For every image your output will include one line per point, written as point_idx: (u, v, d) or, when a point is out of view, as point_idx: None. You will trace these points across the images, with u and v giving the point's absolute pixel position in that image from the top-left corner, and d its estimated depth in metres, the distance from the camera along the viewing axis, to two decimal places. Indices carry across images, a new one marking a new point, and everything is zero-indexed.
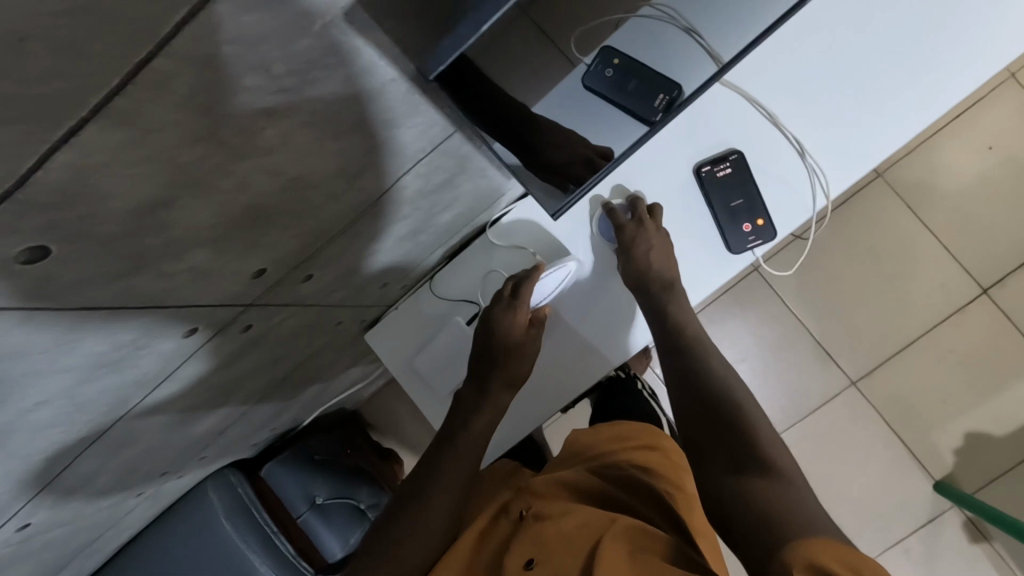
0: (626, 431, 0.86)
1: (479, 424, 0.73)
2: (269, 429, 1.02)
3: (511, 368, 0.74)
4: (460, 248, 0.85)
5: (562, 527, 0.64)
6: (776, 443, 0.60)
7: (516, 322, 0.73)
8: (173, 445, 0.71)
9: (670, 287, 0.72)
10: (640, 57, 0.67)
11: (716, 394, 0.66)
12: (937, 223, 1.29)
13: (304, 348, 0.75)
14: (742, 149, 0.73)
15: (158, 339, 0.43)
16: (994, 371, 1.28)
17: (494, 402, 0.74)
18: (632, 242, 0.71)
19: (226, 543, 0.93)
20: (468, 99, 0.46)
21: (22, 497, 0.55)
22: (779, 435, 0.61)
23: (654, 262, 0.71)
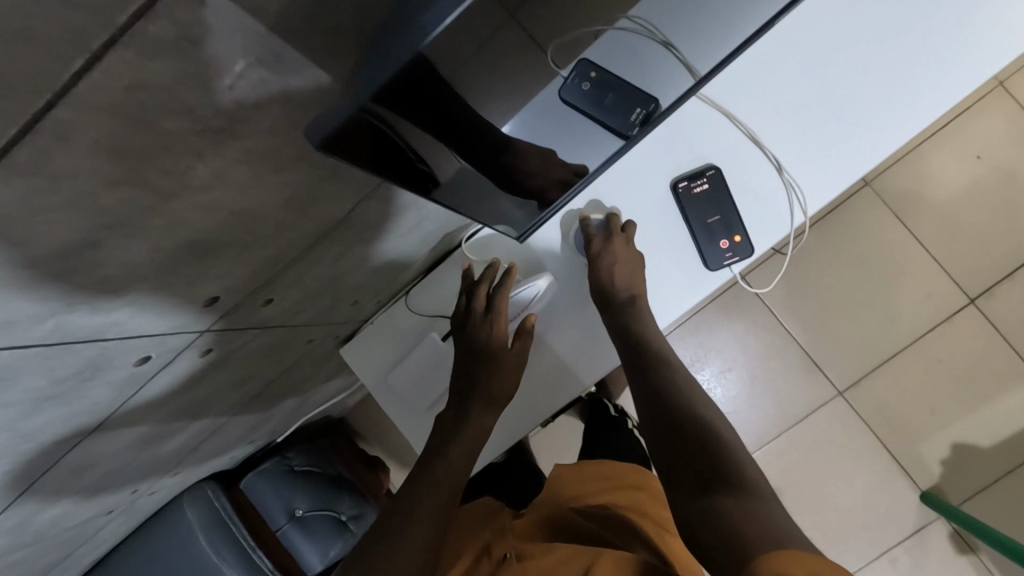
0: (611, 470, 0.86)
1: (457, 452, 0.69)
2: (247, 441, 1.01)
3: (493, 386, 0.71)
4: (438, 262, 0.85)
5: (543, 563, 0.64)
6: (739, 455, 0.59)
7: (494, 336, 0.72)
8: (140, 461, 0.70)
9: (632, 305, 0.71)
10: (616, 70, 0.63)
11: (685, 415, 0.65)
12: (926, 233, 1.28)
13: (276, 365, 0.74)
14: (719, 165, 0.72)
15: (106, 369, 0.42)
16: (982, 382, 1.27)
17: (470, 427, 0.71)
18: (597, 256, 0.71)
19: (202, 558, 0.92)
20: (456, 123, 0.43)
21: None
22: (742, 445, 0.61)
23: (618, 279, 0.71)
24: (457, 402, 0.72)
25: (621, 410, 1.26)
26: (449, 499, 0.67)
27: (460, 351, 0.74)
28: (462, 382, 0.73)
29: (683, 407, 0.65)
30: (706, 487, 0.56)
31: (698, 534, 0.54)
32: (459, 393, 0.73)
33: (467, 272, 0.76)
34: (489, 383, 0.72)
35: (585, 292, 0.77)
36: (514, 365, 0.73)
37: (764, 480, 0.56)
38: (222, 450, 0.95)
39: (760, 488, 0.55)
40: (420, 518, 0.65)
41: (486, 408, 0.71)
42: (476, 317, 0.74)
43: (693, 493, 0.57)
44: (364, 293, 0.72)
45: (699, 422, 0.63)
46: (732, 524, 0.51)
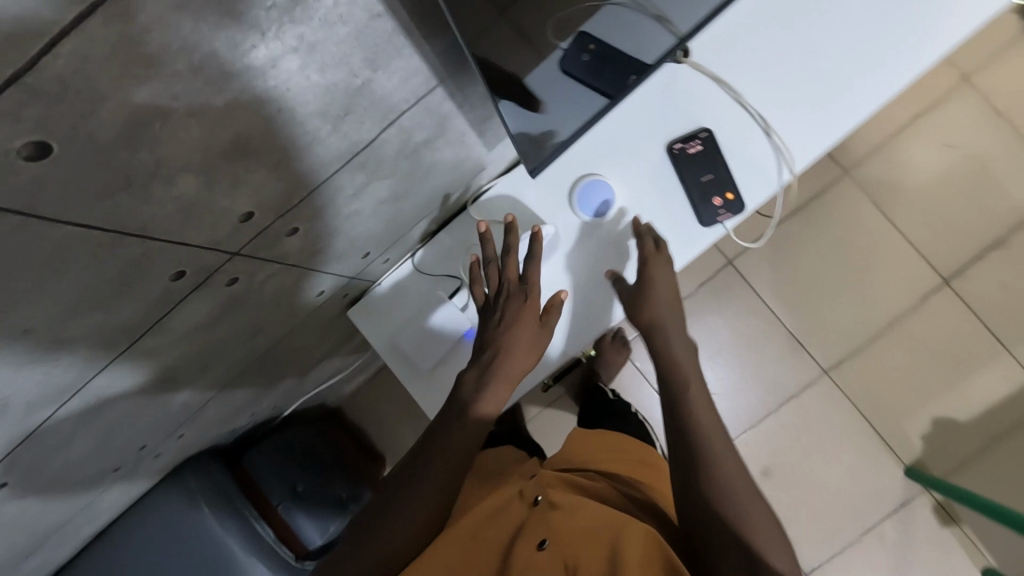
0: (628, 446, 0.88)
1: (474, 420, 0.69)
2: (247, 415, 1.01)
3: (514, 359, 0.71)
4: (443, 225, 0.87)
5: (570, 523, 0.65)
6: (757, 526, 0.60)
7: (526, 303, 0.72)
8: (152, 415, 0.71)
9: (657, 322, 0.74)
10: (611, 41, 0.67)
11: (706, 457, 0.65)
12: (901, 218, 1.35)
13: (285, 320, 0.75)
14: (712, 128, 0.77)
15: (143, 279, 0.44)
16: (960, 359, 1.32)
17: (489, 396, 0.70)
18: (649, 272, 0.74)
19: (206, 531, 0.93)
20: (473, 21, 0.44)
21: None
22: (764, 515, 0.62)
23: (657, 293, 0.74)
24: (479, 366, 0.71)
25: (619, 396, 1.31)
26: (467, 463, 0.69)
27: (486, 320, 0.74)
28: (490, 347, 0.71)
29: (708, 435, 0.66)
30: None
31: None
32: (484, 358, 0.72)
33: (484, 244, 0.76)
34: (518, 346, 0.71)
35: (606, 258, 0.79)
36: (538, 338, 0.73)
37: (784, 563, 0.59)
38: (223, 424, 0.95)
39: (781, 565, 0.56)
40: (439, 487, 0.67)
41: (517, 371, 0.71)
42: (507, 287, 0.75)
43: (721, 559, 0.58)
44: (377, 250, 0.74)
45: (718, 458, 0.65)
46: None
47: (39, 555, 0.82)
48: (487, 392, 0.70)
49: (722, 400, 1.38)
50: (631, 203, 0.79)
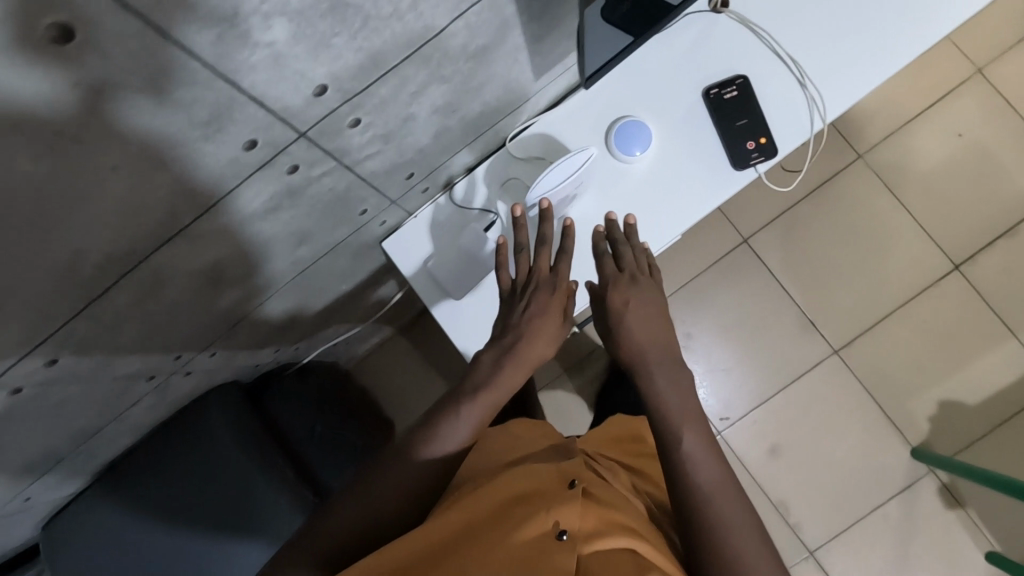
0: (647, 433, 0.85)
1: (483, 403, 0.65)
2: (270, 353, 1.02)
3: (529, 349, 0.68)
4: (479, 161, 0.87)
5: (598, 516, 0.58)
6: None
7: (553, 291, 0.70)
8: (193, 325, 0.71)
9: (640, 355, 0.68)
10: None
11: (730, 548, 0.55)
12: (913, 203, 1.37)
13: (326, 245, 0.75)
14: (747, 75, 0.79)
15: (222, 137, 0.46)
16: (967, 344, 1.34)
17: (500, 382, 0.66)
18: (621, 304, 0.70)
19: (233, 456, 0.94)
20: None
21: (52, 337, 0.54)
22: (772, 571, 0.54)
23: (628, 325, 0.69)
24: (498, 347, 0.68)
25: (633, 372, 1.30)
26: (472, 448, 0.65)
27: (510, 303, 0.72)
28: (509, 332, 0.69)
29: (738, 511, 0.57)
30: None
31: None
32: (502, 342, 0.69)
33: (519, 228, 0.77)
34: (539, 332, 0.68)
35: (640, 198, 0.80)
36: (552, 332, 0.70)
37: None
38: (249, 357, 0.96)
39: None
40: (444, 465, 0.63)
41: (533, 358, 0.68)
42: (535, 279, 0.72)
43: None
44: (420, 174, 0.75)
45: (742, 547, 0.54)
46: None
47: (64, 467, 0.83)
48: (500, 372, 0.66)
49: (733, 377, 1.39)
50: (665, 147, 0.80)
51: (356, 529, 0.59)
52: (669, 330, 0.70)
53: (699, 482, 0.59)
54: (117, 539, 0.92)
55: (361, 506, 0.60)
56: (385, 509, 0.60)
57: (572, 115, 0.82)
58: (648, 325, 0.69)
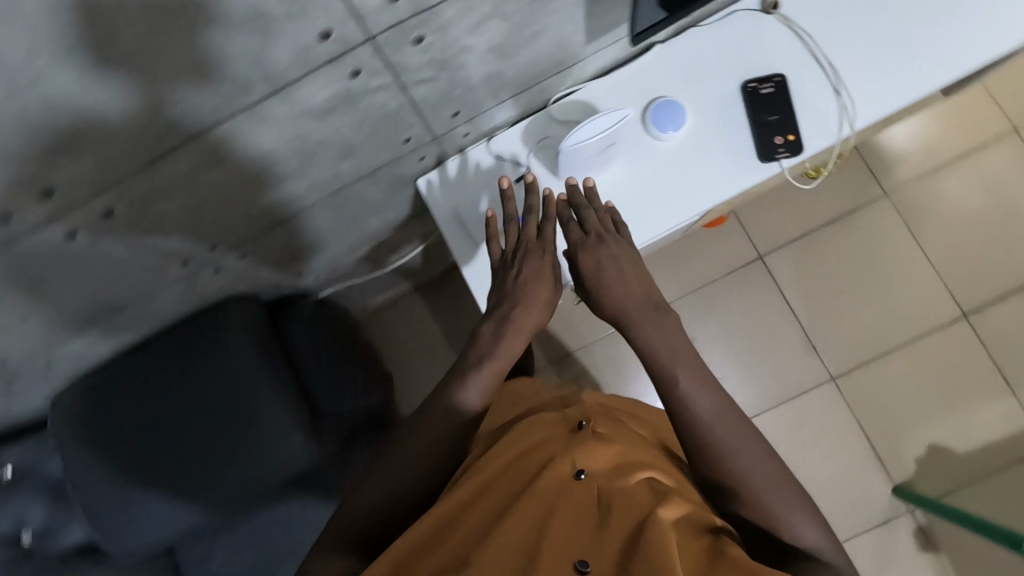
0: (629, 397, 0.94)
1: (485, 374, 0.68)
2: (293, 275, 1.07)
3: (523, 318, 0.70)
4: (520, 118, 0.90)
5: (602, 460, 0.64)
6: (759, 476, 0.62)
7: (542, 258, 0.73)
8: (234, 218, 0.76)
9: (620, 309, 0.71)
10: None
11: (740, 475, 0.62)
12: (931, 246, 1.40)
13: (367, 167, 0.80)
14: (787, 75, 0.83)
15: (302, 19, 0.51)
16: (964, 391, 1.35)
17: (500, 353, 0.69)
18: (596, 263, 0.72)
19: (245, 362, 0.99)
20: None
21: (115, 188, 0.60)
22: (773, 467, 0.63)
23: (606, 283, 0.72)
24: (495, 319, 0.70)
25: None
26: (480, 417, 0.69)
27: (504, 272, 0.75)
28: (505, 301, 0.72)
29: (748, 434, 0.63)
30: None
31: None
32: (498, 313, 0.71)
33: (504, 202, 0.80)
34: (532, 302, 0.71)
35: (665, 173, 0.84)
36: (544, 297, 0.72)
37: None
38: (274, 272, 1.01)
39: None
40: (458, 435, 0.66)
41: (533, 324, 0.70)
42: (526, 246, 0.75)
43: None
44: (464, 116, 0.80)
45: (749, 469, 0.62)
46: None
47: (88, 338, 0.88)
48: (501, 342, 0.69)
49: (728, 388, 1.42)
50: (697, 130, 0.85)
51: (381, 507, 0.63)
52: (644, 283, 0.72)
53: (701, 417, 0.64)
54: (125, 418, 0.97)
55: (382, 484, 0.64)
56: (405, 484, 0.64)
57: (615, 87, 0.86)
58: (626, 284, 0.72)
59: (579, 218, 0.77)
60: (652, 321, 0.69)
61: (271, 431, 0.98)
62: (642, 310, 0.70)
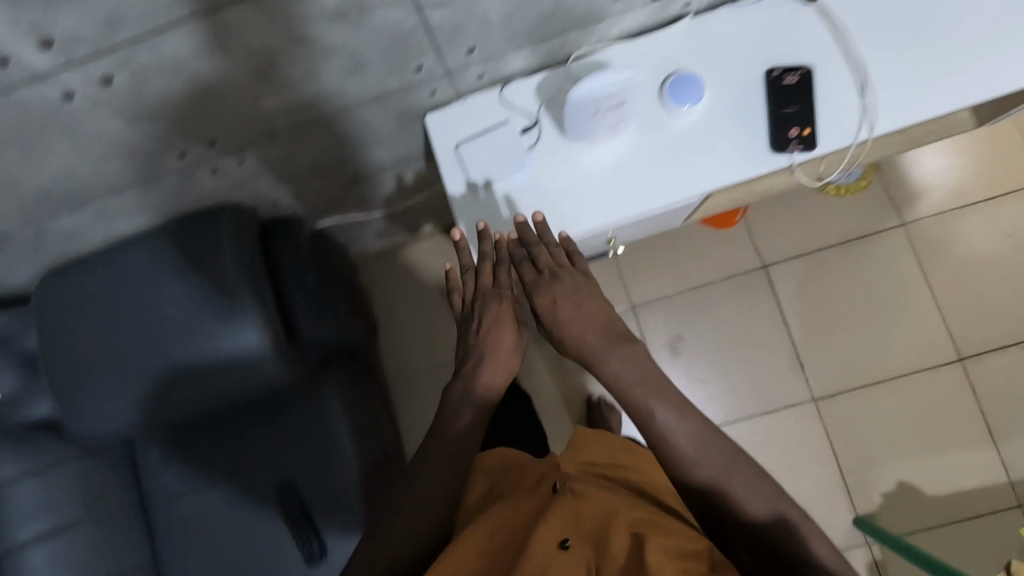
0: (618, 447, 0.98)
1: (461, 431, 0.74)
2: (292, 197, 1.08)
3: (488, 370, 0.75)
4: (537, 70, 0.88)
5: (585, 526, 0.70)
6: (753, 503, 0.65)
7: (499, 302, 0.79)
8: (235, 116, 0.77)
9: (579, 343, 0.75)
10: None
11: (740, 511, 0.65)
12: (938, 285, 1.37)
13: (374, 89, 0.80)
14: (813, 68, 0.81)
15: None
16: (945, 435, 1.33)
17: (469, 407, 0.74)
18: (553, 300, 0.76)
19: (224, 268, 0.97)
20: None
21: (115, 53, 0.60)
22: (769, 489, 0.65)
23: (565, 317, 0.76)
24: (462, 375, 0.76)
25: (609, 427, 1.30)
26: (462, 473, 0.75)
27: (468, 327, 0.80)
28: (471, 355, 0.77)
29: (739, 468, 0.66)
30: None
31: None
32: (467, 367, 0.77)
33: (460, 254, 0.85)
34: (495, 348, 0.76)
35: (674, 148, 0.83)
36: (506, 344, 0.77)
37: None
38: (273, 187, 1.01)
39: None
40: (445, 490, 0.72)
41: (501, 371, 0.76)
42: (487, 295, 0.80)
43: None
44: (480, 55, 0.80)
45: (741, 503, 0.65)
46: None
47: (80, 215, 0.89)
48: (470, 398, 0.74)
49: (707, 391, 1.41)
50: (713, 111, 0.83)
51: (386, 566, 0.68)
52: (598, 312, 0.76)
53: (679, 450, 0.67)
54: (106, 302, 0.99)
55: (378, 552, 0.69)
56: (400, 554, 0.69)
57: (638, 54, 0.84)
58: (582, 320, 0.76)
59: (530, 257, 0.80)
60: (617, 353, 0.73)
61: (245, 347, 0.97)
62: (604, 344, 0.74)
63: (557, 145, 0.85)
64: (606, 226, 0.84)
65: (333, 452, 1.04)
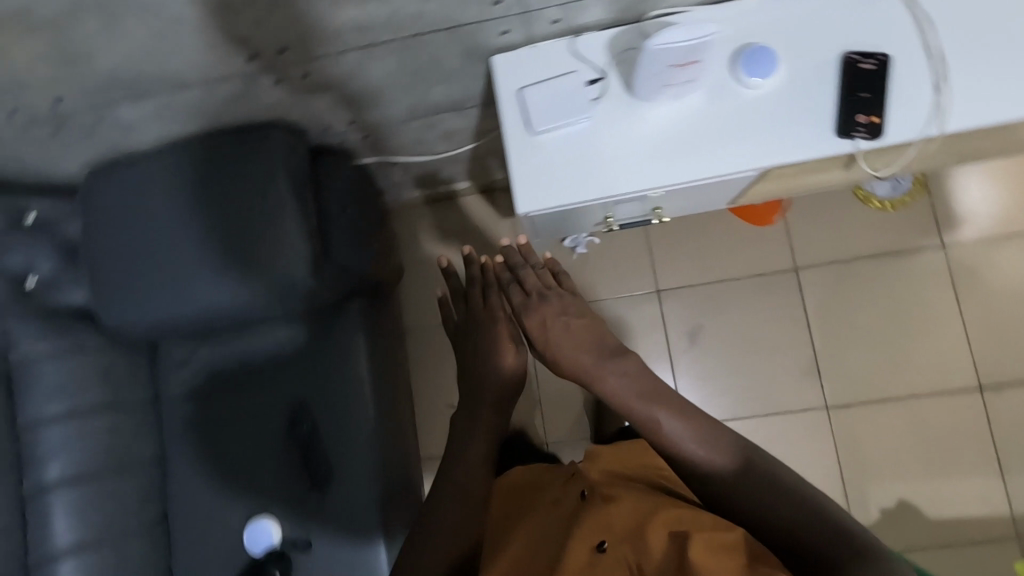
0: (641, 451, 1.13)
1: (470, 455, 0.98)
2: (343, 126, 1.08)
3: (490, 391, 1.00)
4: (611, 26, 0.87)
5: (619, 526, 0.88)
6: (769, 485, 0.79)
7: (497, 327, 1.01)
8: (310, 22, 0.77)
9: (573, 357, 0.94)
10: None
11: (757, 498, 0.79)
12: (968, 312, 1.36)
13: (450, 17, 0.80)
14: (891, 57, 0.80)
15: None
16: (953, 461, 1.32)
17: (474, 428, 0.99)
18: (543, 322, 0.95)
19: (272, 181, 0.99)
20: None
21: None
22: (782, 472, 0.80)
23: (556, 336, 0.94)
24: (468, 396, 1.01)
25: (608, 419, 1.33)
26: (486, 477, 0.98)
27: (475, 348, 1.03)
28: (477, 374, 1.01)
29: (751, 460, 0.82)
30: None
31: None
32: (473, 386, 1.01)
33: (450, 276, 1.10)
34: (493, 366, 1.00)
35: (738, 120, 0.82)
36: (508, 360, 0.99)
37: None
38: (330, 111, 1.02)
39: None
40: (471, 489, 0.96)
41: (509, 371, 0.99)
42: (486, 324, 1.03)
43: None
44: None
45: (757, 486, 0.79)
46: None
47: (141, 106, 0.90)
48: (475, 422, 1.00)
49: (720, 384, 1.40)
50: (784, 87, 0.82)
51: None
52: (584, 332, 0.95)
53: (690, 453, 0.84)
54: (154, 199, 1.01)
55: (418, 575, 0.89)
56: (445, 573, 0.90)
57: (716, 22, 0.84)
58: (574, 339, 0.95)
59: (520, 282, 1.00)
60: (610, 370, 0.92)
61: (282, 262, 0.98)
62: (594, 362, 0.93)
63: (620, 102, 0.85)
64: (655, 189, 0.84)
65: (345, 378, 1.05)
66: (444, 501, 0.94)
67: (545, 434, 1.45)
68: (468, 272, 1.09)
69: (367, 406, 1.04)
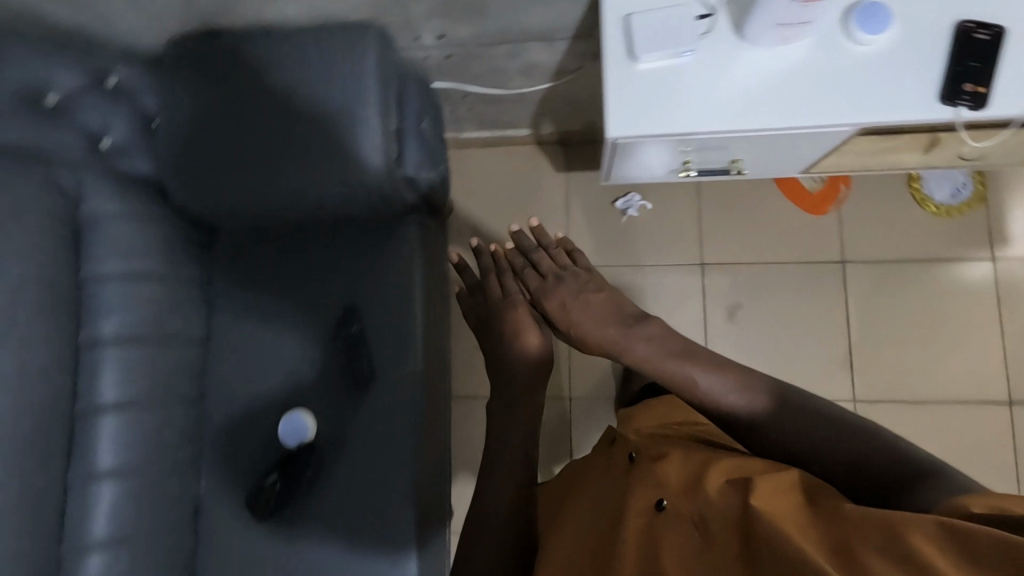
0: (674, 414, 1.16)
1: (513, 439, 1.02)
2: (431, 41, 1.08)
3: (528, 375, 1.05)
4: None
5: (673, 485, 0.83)
6: (818, 427, 0.81)
7: (517, 306, 1.11)
8: None
9: (593, 334, 1.04)
10: None
11: (811, 438, 0.81)
12: (1010, 327, 1.36)
13: None
14: (1005, 32, 0.80)
15: None
16: (973, 469, 1.32)
17: (517, 413, 1.04)
18: (562, 301, 1.08)
19: (359, 79, 0.96)
20: None
21: None
22: (825, 413, 0.83)
23: (574, 312, 1.06)
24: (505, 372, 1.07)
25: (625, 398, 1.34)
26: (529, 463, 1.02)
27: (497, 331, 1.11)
28: (506, 353, 1.07)
29: (790, 408, 0.85)
30: (862, 547, 0.58)
31: (752, 534, 0.66)
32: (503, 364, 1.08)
33: (465, 270, 1.20)
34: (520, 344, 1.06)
35: (843, 74, 0.82)
36: (534, 341, 1.06)
37: (982, 508, 0.57)
38: (425, 20, 1.02)
39: (956, 524, 0.53)
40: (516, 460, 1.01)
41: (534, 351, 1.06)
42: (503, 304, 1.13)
43: (856, 543, 0.59)
44: None
45: (807, 430, 0.82)
46: (782, 520, 0.65)
47: None
48: (516, 409, 1.04)
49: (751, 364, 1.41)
50: (895, 48, 0.81)
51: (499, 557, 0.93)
52: (601, 309, 1.06)
53: (735, 409, 0.88)
54: (233, 79, 0.97)
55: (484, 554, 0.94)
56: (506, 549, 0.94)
57: None
58: (594, 315, 1.06)
59: (535, 265, 1.14)
60: (633, 337, 1.01)
61: (357, 161, 0.98)
62: (618, 331, 1.03)
63: (726, 42, 0.85)
64: (751, 130, 0.84)
65: (397, 291, 1.05)
66: (495, 480, 1.00)
67: (568, 388, 1.46)
68: (480, 263, 1.20)
69: (416, 321, 1.04)
